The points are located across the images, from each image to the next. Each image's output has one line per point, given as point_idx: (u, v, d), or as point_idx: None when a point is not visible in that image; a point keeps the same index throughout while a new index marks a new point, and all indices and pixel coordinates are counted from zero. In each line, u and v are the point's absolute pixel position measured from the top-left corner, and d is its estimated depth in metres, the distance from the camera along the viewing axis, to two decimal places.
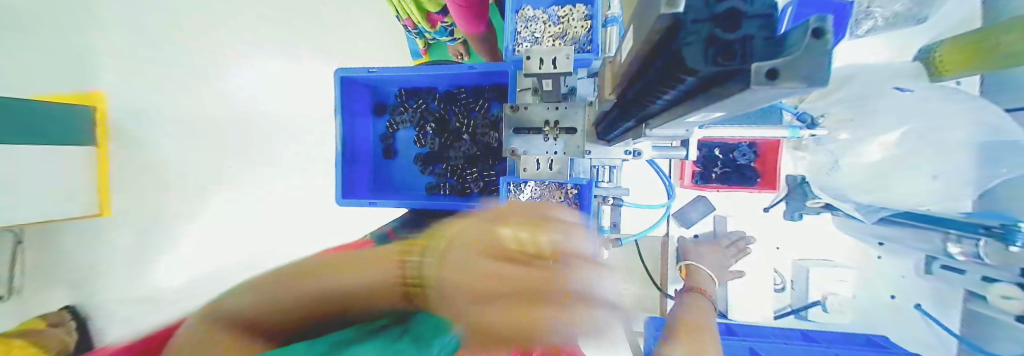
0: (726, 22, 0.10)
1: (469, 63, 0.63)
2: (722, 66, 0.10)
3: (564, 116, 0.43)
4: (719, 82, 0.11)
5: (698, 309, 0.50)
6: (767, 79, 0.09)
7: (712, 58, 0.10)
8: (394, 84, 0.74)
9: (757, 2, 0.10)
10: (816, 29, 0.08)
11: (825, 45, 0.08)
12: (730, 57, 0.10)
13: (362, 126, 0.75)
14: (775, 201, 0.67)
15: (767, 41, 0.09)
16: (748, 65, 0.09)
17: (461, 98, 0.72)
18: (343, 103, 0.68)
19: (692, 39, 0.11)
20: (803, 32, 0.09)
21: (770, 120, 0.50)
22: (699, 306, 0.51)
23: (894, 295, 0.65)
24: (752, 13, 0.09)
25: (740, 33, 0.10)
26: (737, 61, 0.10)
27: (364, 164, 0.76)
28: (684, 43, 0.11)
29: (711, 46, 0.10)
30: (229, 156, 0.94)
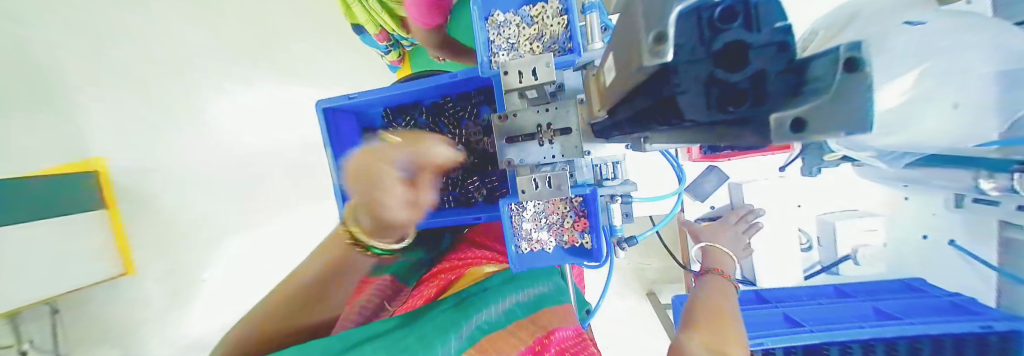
0: (728, 57, 0.09)
1: (450, 72, 0.61)
2: (730, 112, 0.09)
3: (556, 118, 0.40)
4: (730, 125, 0.10)
5: (719, 294, 0.44)
6: (790, 131, 0.08)
7: (718, 101, 0.09)
8: (378, 105, 0.72)
9: (762, 29, 0.08)
10: (847, 61, 0.07)
11: (860, 81, 0.07)
12: (739, 101, 0.09)
13: (355, 152, 0.74)
14: (790, 160, 0.66)
15: (785, 76, 0.08)
16: (766, 113, 0.08)
17: (448, 108, 0.70)
18: (330, 134, 0.66)
19: (687, 83, 0.10)
20: (832, 62, 0.07)
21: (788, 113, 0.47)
22: (720, 291, 0.45)
23: (926, 235, 0.63)
24: (757, 44, 0.08)
25: (748, 71, 0.09)
26: (747, 105, 0.09)
27: None
28: (678, 90, 0.10)
29: (714, 87, 0.09)
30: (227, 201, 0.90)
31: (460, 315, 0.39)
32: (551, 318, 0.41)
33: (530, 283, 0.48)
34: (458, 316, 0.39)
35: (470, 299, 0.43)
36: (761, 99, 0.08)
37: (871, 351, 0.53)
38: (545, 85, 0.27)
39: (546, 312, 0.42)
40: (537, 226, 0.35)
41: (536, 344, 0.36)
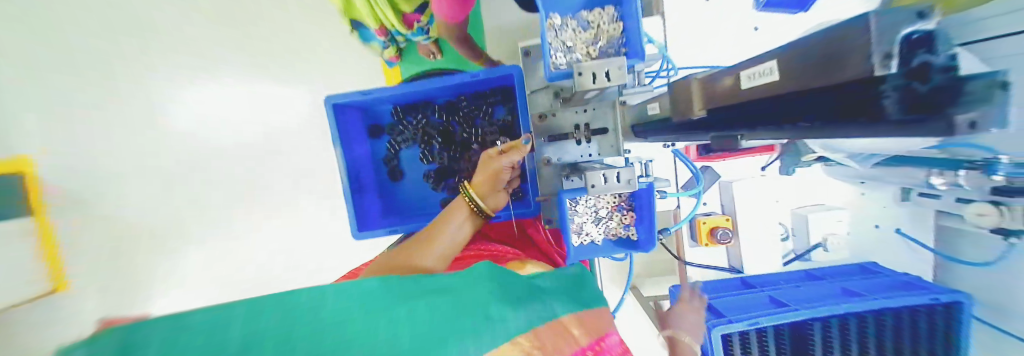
0: (914, 73, 0.11)
1: (471, 71, 0.61)
2: (911, 115, 0.11)
3: (594, 118, 0.43)
4: (902, 123, 0.12)
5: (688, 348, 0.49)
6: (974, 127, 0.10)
7: (905, 107, 0.11)
8: (387, 101, 0.70)
9: (944, 50, 0.10)
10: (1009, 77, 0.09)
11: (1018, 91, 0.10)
12: (925, 108, 0.11)
13: (362, 150, 0.72)
14: (770, 161, 0.74)
15: (961, 86, 0.10)
16: (952, 117, 0.10)
17: (462, 107, 0.70)
18: (339, 131, 0.64)
19: (884, 87, 0.11)
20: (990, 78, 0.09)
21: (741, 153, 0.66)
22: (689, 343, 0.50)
23: (878, 225, 0.74)
24: (941, 63, 0.10)
25: (932, 85, 0.10)
26: (928, 112, 0.11)
27: (374, 190, 0.73)
28: (882, 95, 0.11)
29: (901, 94, 0.11)
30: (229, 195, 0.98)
31: (525, 295, 0.36)
32: (602, 322, 0.38)
33: (577, 283, 0.46)
34: (518, 293, 0.36)
35: (529, 280, 0.41)
36: (940, 104, 0.10)
37: (844, 324, 0.61)
38: (617, 86, 0.29)
39: (598, 316, 0.39)
40: (589, 219, 0.37)
41: (588, 348, 0.33)
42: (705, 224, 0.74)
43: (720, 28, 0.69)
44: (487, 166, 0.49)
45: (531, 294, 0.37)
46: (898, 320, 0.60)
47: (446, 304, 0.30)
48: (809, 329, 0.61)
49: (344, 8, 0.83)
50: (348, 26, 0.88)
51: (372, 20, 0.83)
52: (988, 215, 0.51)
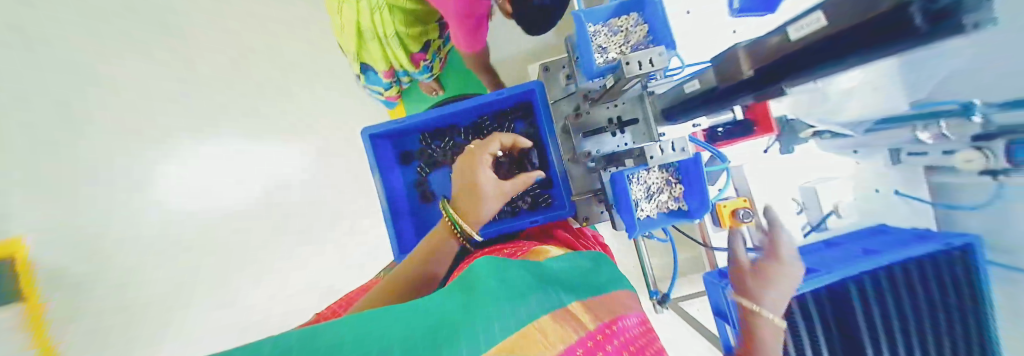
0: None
1: (497, 90, 0.67)
2: (936, 23, 0.14)
3: (625, 111, 0.49)
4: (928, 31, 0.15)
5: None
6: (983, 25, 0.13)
7: (927, 18, 0.14)
8: (415, 129, 0.75)
9: None
10: None
11: None
12: (940, 16, 0.14)
13: (395, 177, 0.75)
14: (770, 142, 0.81)
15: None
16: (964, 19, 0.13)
17: (486, 126, 0.75)
18: (375, 159, 0.68)
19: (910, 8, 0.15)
20: None
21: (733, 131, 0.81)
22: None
23: (877, 189, 0.81)
24: None
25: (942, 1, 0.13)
26: (950, 19, 0.13)
27: (408, 214, 0.75)
28: (914, 10, 0.14)
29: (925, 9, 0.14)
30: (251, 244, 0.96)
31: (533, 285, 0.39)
32: (609, 311, 0.40)
33: (583, 278, 0.47)
34: (519, 293, 0.36)
35: (536, 275, 0.43)
36: (948, 15, 0.13)
37: (876, 281, 0.64)
38: (659, 69, 0.35)
39: (602, 308, 0.40)
40: (646, 194, 0.42)
41: (595, 334, 0.34)
42: (725, 208, 0.77)
43: (701, 34, 0.79)
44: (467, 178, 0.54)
45: (535, 291, 0.38)
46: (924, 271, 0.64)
47: (447, 313, 0.31)
48: (846, 291, 0.64)
49: (357, 57, 0.88)
50: (359, 71, 0.93)
51: (383, 64, 0.90)
52: (974, 160, 0.56)
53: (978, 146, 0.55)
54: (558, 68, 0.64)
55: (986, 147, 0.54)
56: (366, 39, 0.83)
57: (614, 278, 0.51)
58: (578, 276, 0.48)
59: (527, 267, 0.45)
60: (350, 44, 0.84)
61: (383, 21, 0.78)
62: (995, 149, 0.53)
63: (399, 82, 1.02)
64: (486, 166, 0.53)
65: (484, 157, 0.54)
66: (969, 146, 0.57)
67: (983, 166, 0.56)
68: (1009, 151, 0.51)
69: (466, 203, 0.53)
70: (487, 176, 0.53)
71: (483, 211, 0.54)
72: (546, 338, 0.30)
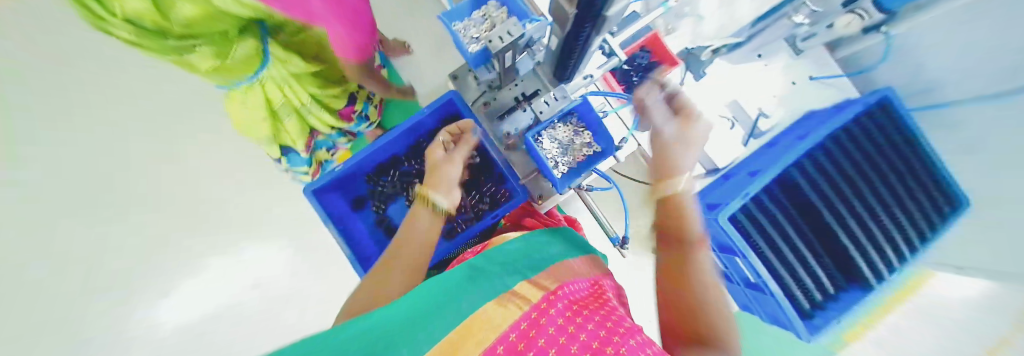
0: None
1: (418, 111, 0.70)
2: None
3: (525, 87, 0.53)
4: None
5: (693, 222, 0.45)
6: None
7: None
8: (358, 173, 0.78)
9: None
10: None
11: None
12: None
13: (350, 224, 0.76)
14: (683, 73, 0.87)
15: None
16: None
17: (425, 146, 0.78)
18: (324, 211, 0.69)
19: None
20: None
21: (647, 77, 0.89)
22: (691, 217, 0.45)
23: (794, 81, 0.86)
24: None
25: None
26: None
27: (375, 255, 0.76)
28: None
29: None
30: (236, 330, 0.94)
31: (475, 285, 0.40)
32: (556, 280, 0.42)
33: (533, 256, 0.51)
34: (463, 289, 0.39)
35: (482, 272, 0.45)
36: None
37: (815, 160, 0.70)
38: (518, 36, 0.39)
39: (550, 277, 0.43)
40: (558, 150, 0.45)
41: (540, 303, 0.36)
42: None
43: None
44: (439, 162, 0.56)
45: (480, 283, 0.41)
46: (855, 139, 0.70)
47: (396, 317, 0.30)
48: (793, 178, 0.69)
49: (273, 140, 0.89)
50: (279, 154, 0.93)
51: (302, 135, 0.90)
52: (852, 22, 0.63)
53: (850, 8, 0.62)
54: (466, 73, 0.67)
55: (857, 8, 0.61)
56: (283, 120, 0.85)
57: (567, 252, 0.55)
58: (529, 255, 0.51)
59: (472, 264, 0.47)
60: (263, 131, 0.84)
61: (287, 95, 0.79)
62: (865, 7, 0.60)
63: (330, 143, 1.03)
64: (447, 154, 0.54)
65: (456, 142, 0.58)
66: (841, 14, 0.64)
67: (861, 22, 0.62)
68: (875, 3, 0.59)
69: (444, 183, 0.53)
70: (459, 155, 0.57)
71: (420, 225, 0.48)
72: (480, 326, 0.31)
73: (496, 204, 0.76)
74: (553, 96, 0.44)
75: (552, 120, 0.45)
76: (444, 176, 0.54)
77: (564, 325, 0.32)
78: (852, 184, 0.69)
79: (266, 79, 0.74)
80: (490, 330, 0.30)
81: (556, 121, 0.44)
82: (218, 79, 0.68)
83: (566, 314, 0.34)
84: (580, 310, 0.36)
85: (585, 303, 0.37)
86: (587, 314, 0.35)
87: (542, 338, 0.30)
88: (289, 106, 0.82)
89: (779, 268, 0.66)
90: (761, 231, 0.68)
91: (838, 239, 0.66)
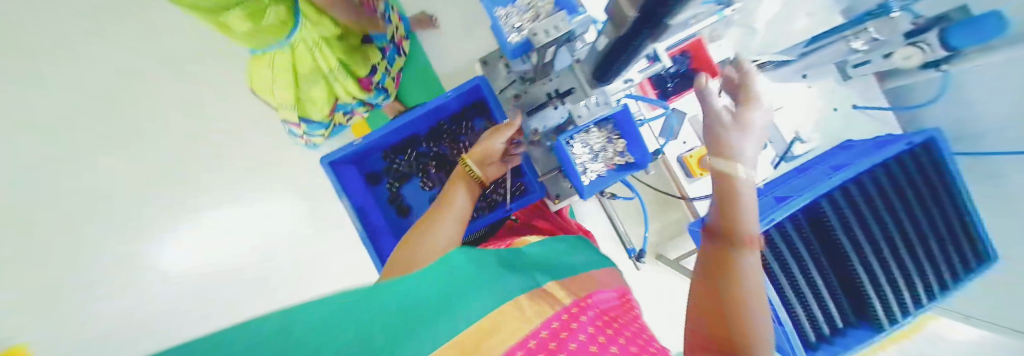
0: None
1: (443, 93, 0.68)
2: None
3: (561, 83, 0.50)
4: None
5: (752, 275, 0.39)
6: None
7: None
8: (377, 149, 0.77)
9: None
10: None
11: None
12: None
13: (365, 199, 0.76)
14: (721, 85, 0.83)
15: None
16: None
17: (446, 130, 0.76)
18: (341, 184, 0.69)
19: None
20: None
21: (681, 87, 0.83)
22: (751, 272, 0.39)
23: (836, 107, 0.82)
24: None
25: None
26: None
27: (387, 232, 0.75)
28: None
29: None
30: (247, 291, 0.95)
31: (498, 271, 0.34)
32: (585, 287, 0.36)
33: (555, 257, 0.45)
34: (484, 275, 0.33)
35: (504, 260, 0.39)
36: None
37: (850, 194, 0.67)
38: (565, 32, 0.36)
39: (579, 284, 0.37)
40: (589, 156, 0.43)
41: (570, 307, 0.30)
42: (692, 158, 0.82)
43: None
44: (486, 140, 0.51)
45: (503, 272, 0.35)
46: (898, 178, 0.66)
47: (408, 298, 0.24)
48: (822, 209, 0.65)
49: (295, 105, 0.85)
50: (296, 122, 0.88)
51: (326, 102, 0.89)
52: (914, 55, 0.56)
53: (912, 41, 0.55)
54: (496, 60, 0.64)
55: (920, 41, 0.55)
56: (306, 86, 0.83)
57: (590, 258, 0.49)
58: (553, 255, 0.45)
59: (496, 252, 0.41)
60: (286, 94, 0.81)
61: (314, 59, 0.78)
62: (931, 41, 0.54)
63: (344, 116, 1.01)
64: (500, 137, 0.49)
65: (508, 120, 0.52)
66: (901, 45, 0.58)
67: (923, 59, 0.57)
68: (942, 38, 0.53)
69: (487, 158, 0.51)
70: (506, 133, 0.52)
71: (455, 200, 0.46)
72: (508, 319, 0.25)
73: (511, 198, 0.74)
74: (591, 100, 0.42)
75: (587, 125, 0.42)
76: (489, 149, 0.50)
77: (595, 335, 0.27)
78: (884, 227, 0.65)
79: (297, 42, 0.73)
80: (516, 326, 0.25)
81: (591, 125, 0.43)
82: (252, 40, 0.69)
83: (596, 324, 0.29)
84: (611, 323, 0.30)
85: (615, 316, 0.33)
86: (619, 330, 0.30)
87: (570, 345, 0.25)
88: (316, 70, 0.80)
89: (790, 297, 0.65)
90: (779, 260, 0.66)
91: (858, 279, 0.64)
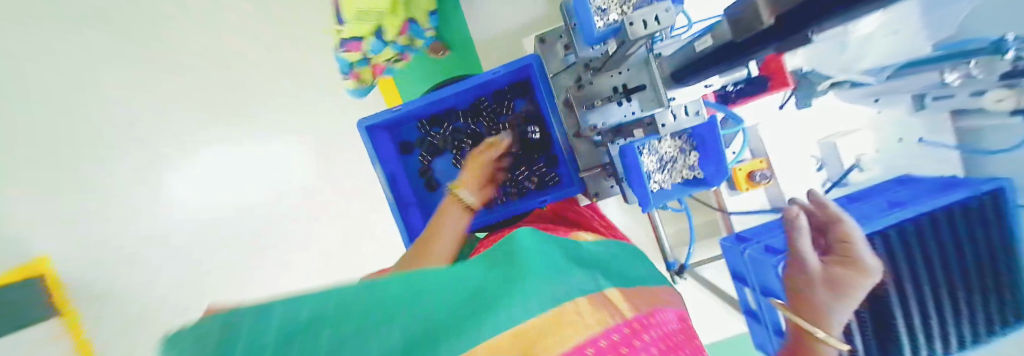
0: None
1: (491, 69, 0.64)
2: None
3: (630, 78, 0.45)
4: None
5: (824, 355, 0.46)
6: None
7: None
8: (413, 117, 0.74)
9: None
10: None
11: None
12: None
13: (395, 168, 0.75)
14: (786, 98, 0.77)
15: None
16: None
17: (485, 107, 0.74)
18: (374, 150, 0.68)
19: None
20: None
21: (758, 83, 0.73)
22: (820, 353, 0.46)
23: (901, 138, 0.76)
24: None
25: None
26: None
27: (414, 204, 0.74)
28: None
29: None
30: (271, 239, 0.91)
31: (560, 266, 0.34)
32: (648, 301, 0.34)
33: (622, 265, 0.43)
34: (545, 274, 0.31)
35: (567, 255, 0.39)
36: None
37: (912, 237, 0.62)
38: (668, 26, 0.32)
39: (642, 295, 0.35)
40: (657, 165, 0.41)
41: (632, 321, 0.28)
42: (741, 171, 0.74)
43: None
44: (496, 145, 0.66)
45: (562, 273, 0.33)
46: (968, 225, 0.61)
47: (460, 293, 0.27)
48: (873, 248, 0.61)
49: None
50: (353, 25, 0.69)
51: None
52: (1007, 99, 0.52)
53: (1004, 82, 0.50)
54: (555, 38, 0.59)
55: (1017, 84, 0.49)
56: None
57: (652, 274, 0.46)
58: (622, 265, 0.43)
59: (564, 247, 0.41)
60: None
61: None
62: None
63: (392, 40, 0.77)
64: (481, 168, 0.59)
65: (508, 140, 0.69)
66: (997, 85, 0.52)
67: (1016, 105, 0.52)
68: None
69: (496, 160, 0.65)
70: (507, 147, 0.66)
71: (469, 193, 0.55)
72: (566, 328, 0.25)
73: (540, 186, 0.72)
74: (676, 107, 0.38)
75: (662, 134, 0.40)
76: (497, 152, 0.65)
77: None
78: (930, 274, 0.62)
79: None
80: (574, 332, 0.24)
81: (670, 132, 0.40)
82: None
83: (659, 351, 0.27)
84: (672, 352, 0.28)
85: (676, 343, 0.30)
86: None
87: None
88: None
89: None
90: None
91: (891, 322, 0.61)
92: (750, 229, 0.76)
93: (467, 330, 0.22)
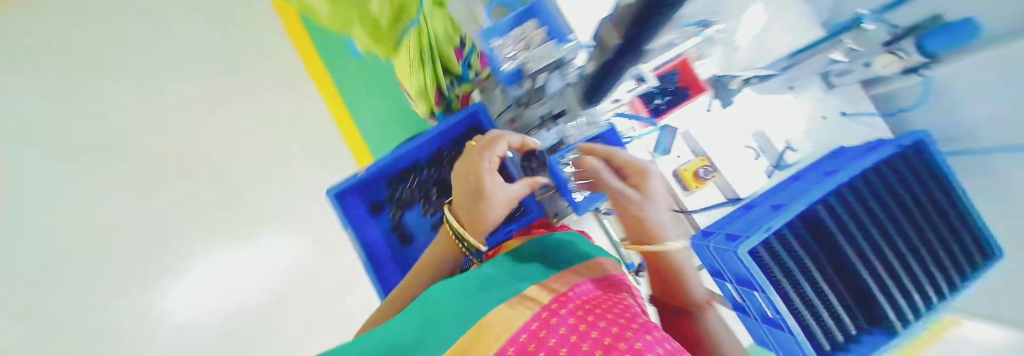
0: None
1: (444, 121, 0.71)
2: None
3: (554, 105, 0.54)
4: None
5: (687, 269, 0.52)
6: None
7: None
8: (381, 177, 0.80)
9: None
10: None
11: None
12: None
13: (369, 228, 0.79)
14: (711, 99, 0.85)
15: None
16: None
17: (446, 155, 0.79)
18: (346, 215, 0.74)
19: None
20: None
21: (679, 93, 0.83)
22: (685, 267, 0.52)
23: (824, 116, 0.84)
24: None
25: None
26: None
27: (391, 263, 0.77)
28: None
29: None
30: None
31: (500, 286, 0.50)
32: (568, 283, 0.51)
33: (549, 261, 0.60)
34: (473, 298, 0.47)
35: (506, 274, 0.55)
36: None
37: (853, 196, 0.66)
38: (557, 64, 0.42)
39: (560, 282, 0.52)
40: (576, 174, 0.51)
41: (548, 306, 0.44)
42: (687, 170, 0.83)
43: None
44: (476, 162, 0.51)
45: (490, 293, 0.49)
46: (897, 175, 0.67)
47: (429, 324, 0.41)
48: (818, 216, 0.66)
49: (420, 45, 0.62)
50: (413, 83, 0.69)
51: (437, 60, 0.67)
52: (891, 62, 0.66)
53: (891, 48, 0.65)
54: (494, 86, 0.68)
55: (898, 49, 0.64)
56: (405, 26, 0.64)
57: (577, 257, 0.63)
58: (547, 258, 0.61)
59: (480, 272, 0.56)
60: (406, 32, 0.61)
61: (437, 32, 0.64)
62: (907, 48, 0.63)
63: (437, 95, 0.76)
64: (491, 175, 0.51)
65: (489, 160, 0.50)
66: (882, 53, 0.66)
67: (899, 66, 0.67)
68: (918, 45, 0.62)
69: (473, 186, 0.52)
70: (494, 184, 0.51)
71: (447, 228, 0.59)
72: (498, 318, 0.41)
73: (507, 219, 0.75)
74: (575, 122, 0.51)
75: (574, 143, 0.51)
76: (474, 177, 0.52)
77: (572, 323, 0.40)
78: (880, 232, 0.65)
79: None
80: (506, 322, 0.40)
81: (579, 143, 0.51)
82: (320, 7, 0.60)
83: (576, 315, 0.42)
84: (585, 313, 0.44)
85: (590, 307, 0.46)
86: (598, 314, 0.44)
87: (553, 338, 0.37)
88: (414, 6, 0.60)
89: (804, 312, 0.62)
90: (788, 272, 0.64)
91: (865, 286, 0.62)
92: (718, 222, 0.81)
93: (435, 341, 0.37)
